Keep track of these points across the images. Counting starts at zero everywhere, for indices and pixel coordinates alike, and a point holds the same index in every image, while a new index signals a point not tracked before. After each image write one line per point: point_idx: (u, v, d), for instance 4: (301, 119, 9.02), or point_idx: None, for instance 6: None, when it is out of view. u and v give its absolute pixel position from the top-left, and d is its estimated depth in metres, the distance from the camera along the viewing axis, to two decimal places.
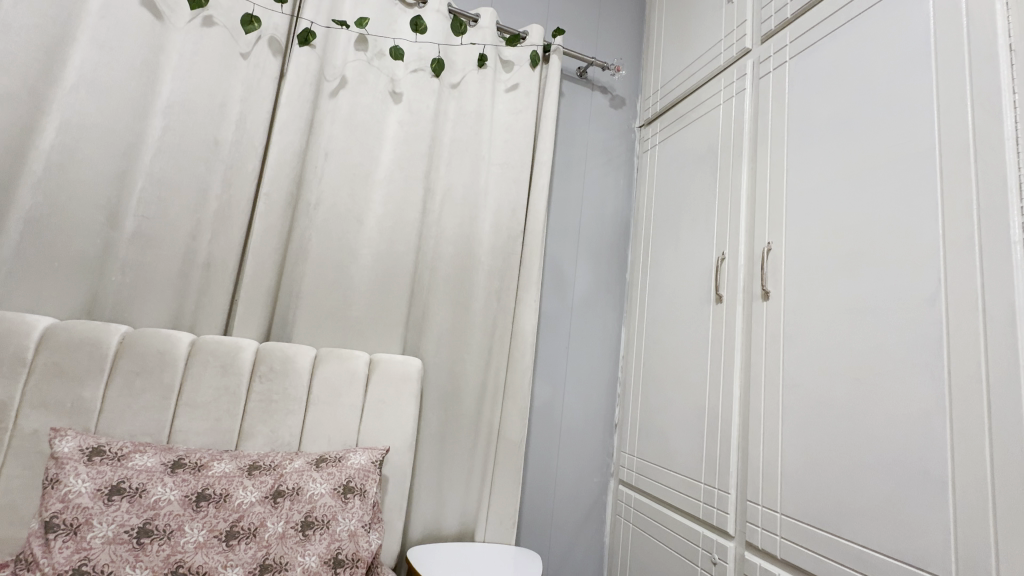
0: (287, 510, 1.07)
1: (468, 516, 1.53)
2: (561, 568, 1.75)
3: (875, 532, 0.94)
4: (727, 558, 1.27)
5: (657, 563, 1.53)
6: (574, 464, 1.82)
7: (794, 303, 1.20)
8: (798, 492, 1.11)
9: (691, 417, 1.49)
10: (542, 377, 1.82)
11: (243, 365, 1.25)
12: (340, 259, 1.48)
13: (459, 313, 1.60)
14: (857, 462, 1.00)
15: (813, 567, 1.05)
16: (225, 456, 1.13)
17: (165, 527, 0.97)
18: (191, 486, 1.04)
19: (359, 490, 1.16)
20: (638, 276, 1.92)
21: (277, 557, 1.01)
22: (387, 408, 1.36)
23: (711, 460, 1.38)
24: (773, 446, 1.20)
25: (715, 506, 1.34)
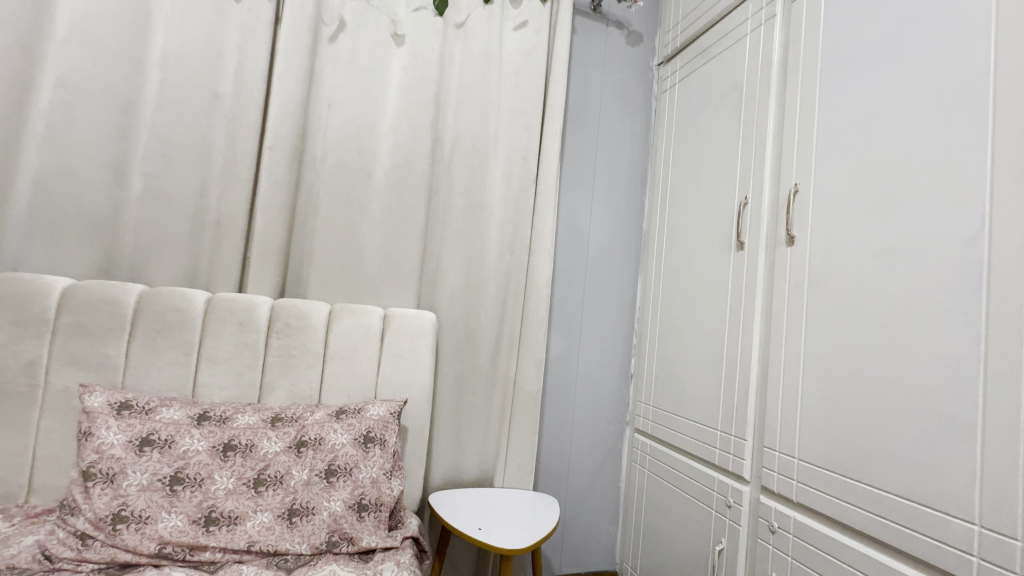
0: (310, 458, 1.10)
1: (487, 464, 1.57)
2: (578, 511, 1.81)
3: (895, 476, 0.94)
4: (742, 501, 1.29)
5: (672, 506, 1.57)
6: (590, 413, 1.84)
7: (821, 247, 1.15)
8: (818, 438, 1.10)
9: (709, 366, 1.47)
10: (557, 329, 1.81)
11: (260, 322, 1.26)
12: (350, 213, 1.46)
13: (472, 266, 1.58)
14: (880, 409, 0.98)
15: (829, 510, 1.06)
16: (249, 408, 1.16)
17: (196, 476, 1.02)
18: (217, 437, 1.07)
19: (379, 439, 1.19)
20: (655, 224, 1.86)
21: (303, 502, 1.05)
22: (404, 361, 1.37)
23: (729, 408, 1.37)
24: (793, 393, 1.18)
25: (731, 453, 1.35)
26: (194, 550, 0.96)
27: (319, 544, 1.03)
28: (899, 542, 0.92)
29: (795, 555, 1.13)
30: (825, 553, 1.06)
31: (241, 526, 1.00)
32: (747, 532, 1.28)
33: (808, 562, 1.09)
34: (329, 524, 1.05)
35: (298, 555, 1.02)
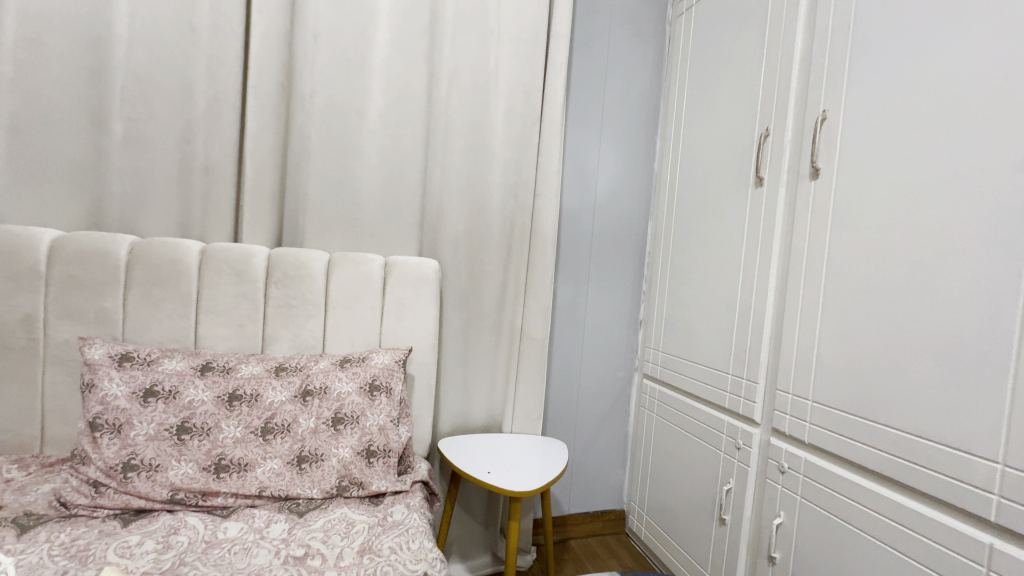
0: (316, 407, 1.10)
1: (496, 410, 1.58)
2: (586, 454, 1.84)
3: (915, 416, 0.91)
4: (752, 443, 1.29)
5: (680, 449, 1.58)
6: (599, 360, 1.83)
7: (848, 180, 1.07)
8: (834, 379, 1.07)
9: (722, 310, 1.43)
10: (564, 276, 1.76)
11: (257, 273, 1.22)
12: (344, 157, 1.38)
13: (475, 212, 1.51)
14: (902, 350, 0.94)
15: (843, 450, 1.04)
16: (252, 359, 1.15)
17: (203, 425, 1.01)
18: (221, 387, 1.07)
19: (385, 387, 1.18)
20: (667, 164, 1.76)
21: (312, 449, 1.06)
22: (407, 310, 1.34)
23: (741, 352, 1.35)
24: (810, 335, 1.14)
25: (742, 396, 1.33)
26: (206, 496, 0.97)
27: (330, 489, 1.04)
28: (915, 482, 0.90)
29: (804, 494, 1.13)
30: (835, 492, 1.06)
31: (252, 473, 1.01)
32: (756, 473, 1.29)
33: (818, 501, 1.09)
34: (339, 469, 1.06)
35: (310, 499, 1.03)
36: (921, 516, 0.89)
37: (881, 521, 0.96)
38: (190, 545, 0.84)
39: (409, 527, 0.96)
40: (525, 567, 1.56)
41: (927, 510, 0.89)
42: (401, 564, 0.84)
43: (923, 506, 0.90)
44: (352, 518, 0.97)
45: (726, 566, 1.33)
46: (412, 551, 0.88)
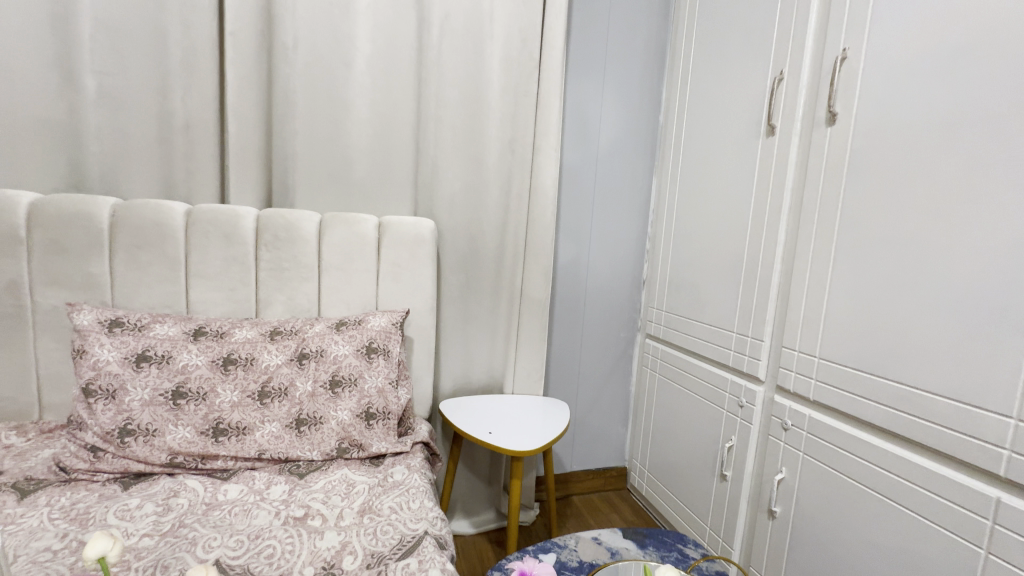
0: (313, 370, 1.09)
1: (497, 372, 1.57)
2: (588, 414, 1.84)
3: (927, 372, 0.88)
4: (756, 401, 1.28)
5: (682, 407, 1.58)
6: (601, 321, 1.80)
7: (867, 125, 1.00)
8: (843, 336, 1.04)
9: (728, 267, 1.39)
10: (566, 235, 1.71)
11: (246, 235, 1.18)
12: (332, 111, 1.31)
13: (472, 169, 1.45)
14: (916, 304, 0.90)
15: (849, 406, 1.03)
16: (246, 323, 1.13)
17: (199, 389, 1.00)
18: (216, 352, 1.05)
19: (382, 350, 1.16)
20: (673, 115, 1.68)
21: (310, 412, 1.05)
22: (403, 272, 1.31)
23: (747, 309, 1.31)
24: (819, 291, 1.10)
25: (746, 354, 1.31)
26: (206, 460, 0.97)
27: (330, 451, 1.04)
28: (922, 437, 0.89)
29: (807, 450, 1.13)
30: (840, 448, 1.05)
31: (250, 436, 1.01)
32: (758, 430, 1.28)
33: (821, 457, 1.09)
34: (338, 432, 1.06)
35: (311, 461, 1.03)
36: (927, 471, 0.88)
37: (886, 477, 0.95)
38: (190, 507, 0.84)
39: (410, 487, 0.96)
40: (528, 522, 1.60)
41: (934, 465, 0.88)
42: (401, 523, 0.84)
43: (930, 462, 0.89)
44: (353, 479, 0.97)
45: (726, 520, 1.35)
46: (413, 511, 0.88)
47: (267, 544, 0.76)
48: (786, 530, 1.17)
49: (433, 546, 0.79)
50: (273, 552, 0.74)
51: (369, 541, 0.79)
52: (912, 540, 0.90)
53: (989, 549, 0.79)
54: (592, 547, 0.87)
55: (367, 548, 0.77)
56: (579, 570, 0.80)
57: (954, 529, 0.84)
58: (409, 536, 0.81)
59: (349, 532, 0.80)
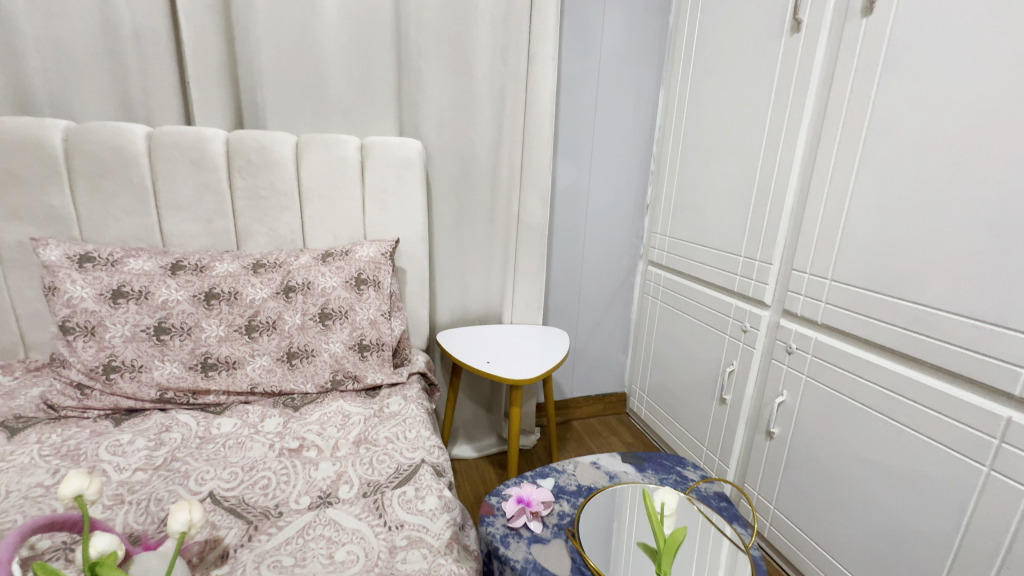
0: (301, 303, 1.05)
1: (494, 301, 1.54)
2: (588, 343, 1.83)
3: (949, 291, 0.83)
4: (760, 326, 1.24)
5: (683, 333, 1.56)
6: (602, 248, 1.74)
7: (911, 13, 0.86)
8: (860, 256, 0.99)
9: (739, 186, 1.30)
10: (565, 156, 1.60)
11: (216, 160, 1.08)
12: (299, 15, 1.15)
13: (460, 82, 1.31)
14: (945, 218, 0.83)
15: (860, 329, 0.99)
16: (227, 256, 1.07)
17: (182, 325, 0.96)
18: (196, 286, 1.00)
19: (372, 281, 1.11)
20: (685, 15, 1.50)
21: (301, 345, 1.03)
22: (391, 198, 1.22)
23: (757, 231, 1.24)
24: (838, 208, 1.03)
25: (753, 278, 1.26)
26: (197, 394, 0.95)
27: (324, 383, 1.02)
28: (936, 358, 0.86)
29: (811, 373, 1.10)
30: (845, 370, 1.02)
31: (241, 370, 0.98)
32: (761, 354, 1.26)
33: (825, 380, 1.07)
34: (332, 364, 1.03)
35: (305, 394, 1.01)
36: (937, 392, 0.86)
37: (892, 398, 0.93)
38: (184, 442, 0.83)
39: (406, 417, 0.95)
40: (529, 445, 1.64)
41: (944, 386, 0.86)
42: (398, 452, 0.83)
43: (940, 383, 0.86)
44: (348, 410, 0.95)
45: (724, 441, 1.37)
46: (410, 440, 0.87)
47: (263, 476, 0.75)
48: (783, 450, 1.18)
49: (430, 474, 0.78)
50: (268, 483, 0.74)
51: (365, 470, 0.78)
52: (912, 458, 0.89)
53: (992, 466, 0.79)
54: (591, 472, 0.86)
55: (363, 477, 0.76)
56: (578, 494, 0.80)
57: (958, 447, 0.83)
58: (406, 464, 0.80)
59: (345, 462, 0.79)
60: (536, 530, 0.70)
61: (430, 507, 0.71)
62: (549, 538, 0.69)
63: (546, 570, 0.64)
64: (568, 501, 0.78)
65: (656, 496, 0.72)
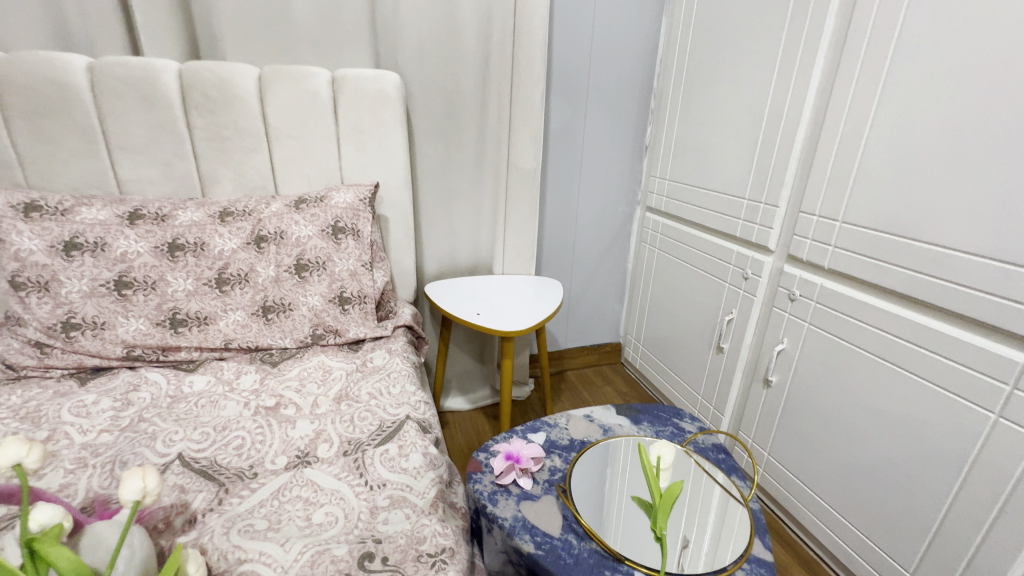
0: (274, 254, 0.97)
1: (484, 251, 1.47)
2: (583, 293, 1.78)
3: (973, 230, 0.77)
4: (762, 273, 1.19)
5: (680, 282, 1.50)
6: (598, 194, 1.65)
7: None
8: (875, 196, 0.91)
9: (747, 122, 1.20)
10: (559, 93, 1.47)
11: (170, 95, 0.97)
12: None
13: (441, 5, 1.17)
14: (975, 150, 0.75)
15: (868, 274, 0.94)
16: (191, 204, 0.99)
17: (145, 279, 0.89)
18: (158, 237, 0.92)
19: (351, 230, 1.04)
20: None
21: (277, 299, 0.96)
22: (368, 138, 1.13)
23: (763, 171, 1.16)
24: (855, 142, 0.94)
25: (757, 223, 1.19)
26: (167, 352, 0.89)
27: (303, 337, 0.97)
28: (949, 304, 0.81)
29: (813, 321, 1.06)
30: (850, 318, 0.98)
31: (214, 326, 0.93)
32: (762, 302, 1.21)
33: (829, 327, 1.02)
34: (311, 318, 0.98)
35: (284, 349, 0.96)
36: (949, 338, 0.81)
37: (899, 345, 0.89)
38: (153, 401, 0.78)
39: (391, 371, 0.90)
40: (522, 396, 1.62)
41: (956, 332, 0.81)
42: (381, 408, 0.79)
43: (953, 329, 0.82)
44: (329, 365, 0.90)
45: (720, 389, 1.35)
46: (394, 396, 0.83)
47: (236, 436, 0.71)
48: (780, 398, 1.16)
49: (415, 430, 0.74)
50: (242, 443, 0.69)
51: (345, 428, 0.74)
52: (915, 405, 0.87)
53: (1000, 413, 0.75)
54: (584, 425, 0.83)
55: (343, 435, 0.72)
56: (570, 448, 0.76)
57: (965, 394, 0.80)
58: (390, 421, 0.76)
59: (325, 420, 0.75)
60: (525, 487, 0.67)
61: (414, 465, 0.68)
62: (539, 495, 0.66)
63: (535, 528, 0.61)
64: (560, 456, 0.74)
65: (651, 448, 0.65)
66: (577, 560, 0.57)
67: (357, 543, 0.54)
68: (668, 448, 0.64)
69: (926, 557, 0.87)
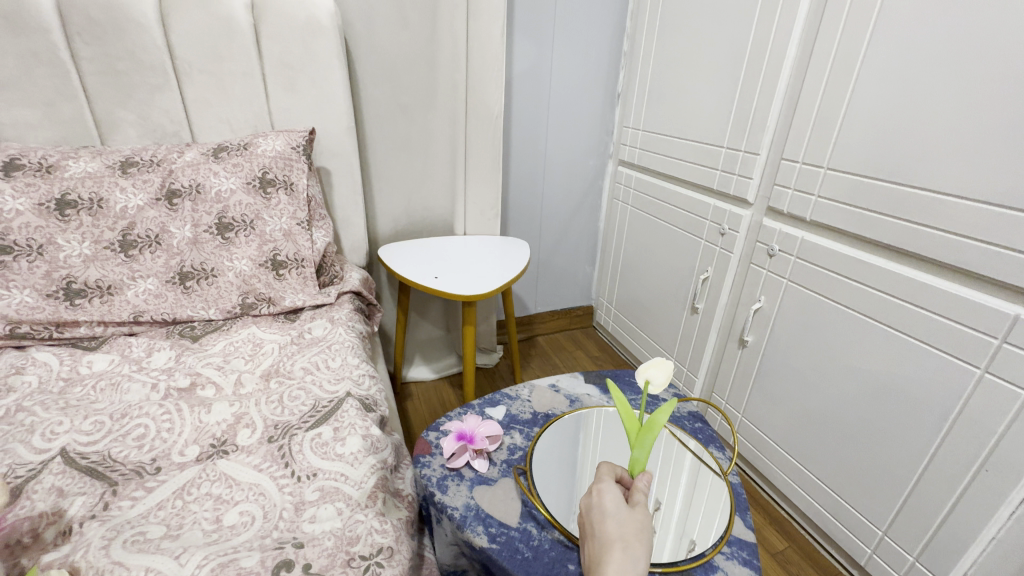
0: (190, 212, 0.84)
1: (444, 209, 1.35)
2: (552, 254, 1.69)
3: (965, 170, 0.71)
4: (739, 227, 1.11)
5: (654, 239, 1.43)
6: (566, 146, 1.53)
7: None
8: (864, 137, 0.83)
9: (727, 60, 1.10)
10: (522, 29, 1.33)
11: (44, 16, 0.79)
12: None
13: None
14: (975, 79, 0.68)
15: (853, 225, 0.87)
16: (84, 152, 0.82)
17: (29, 243, 0.74)
18: (42, 192, 0.76)
19: (282, 182, 0.91)
20: None
21: (196, 264, 0.84)
22: (301, 77, 0.98)
23: (743, 115, 1.07)
24: (845, 76, 0.85)
25: (735, 172, 1.11)
26: (63, 328, 0.76)
27: (231, 308, 0.85)
28: (936, 253, 0.75)
29: (792, 277, 1.00)
30: (831, 272, 0.92)
31: (120, 297, 0.79)
32: (738, 259, 1.14)
33: (807, 283, 0.96)
34: (238, 286, 0.86)
35: (209, 321, 0.84)
36: (934, 291, 0.76)
37: (880, 298, 0.84)
38: (41, 387, 0.66)
39: (332, 342, 0.80)
40: (490, 364, 1.54)
41: (944, 284, 0.76)
42: (317, 385, 0.69)
43: (939, 281, 0.76)
44: (260, 338, 0.79)
45: (694, 351, 1.30)
46: (333, 371, 0.73)
47: (138, 424, 0.60)
48: (755, 359, 1.11)
49: (355, 409, 0.64)
50: (145, 433, 0.59)
51: (272, 410, 0.64)
52: (895, 362, 0.82)
53: (987, 368, 0.71)
54: (548, 396, 0.75)
55: (270, 418, 0.62)
56: (532, 423, 0.69)
57: (950, 349, 0.75)
58: (326, 400, 0.66)
59: (248, 401, 0.65)
60: (480, 471, 0.60)
61: (352, 451, 0.58)
62: (495, 478, 0.60)
63: (489, 518, 0.54)
64: (521, 432, 0.67)
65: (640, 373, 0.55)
66: (536, 554, 0.50)
67: (273, 549, 0.45)
68: (654, 367, 0.55)
69: (899, 515, 0.84)
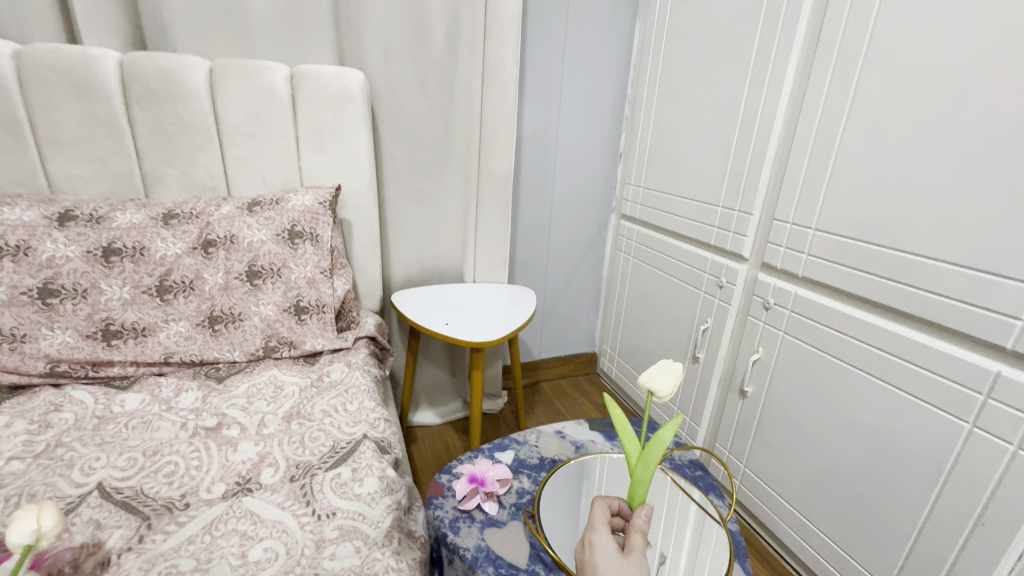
0: (223, 260, 0.90)
1: (454, 258, 1.42)
2: (557, 301, 1.74)
3: (939, 236, 0.77)
4: (736, 281, 1.17)
5: (655, 290, 1.48)
6: (571, 200, 1.62)
7: None
8: (847, 202, 0.91)
9: (720, 129, 1.20)
10: (532, 96, 1.44)
11: (109, 86, 0.89)
12: None
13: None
14: (942, 156, 0.76)
15: (842, 283, 0.92)
16: (131, 205, 0.90)
17: (75, 287, 0.80)
18: (91, 240, 0.83)
19: (309, 234, 0.98)
20: None
21: (225, 308, 0.90)
22: (329, 138, 1.08)
23: (736, 177, 1.15)
24: (828, 148, 0.94)
25: (731, 230, 1.18)
26: (98, 367, 0.81)
27: (254, 350, 0.90)
28: (920, 312, 0.80)
29: (788, 329, 1.04)
30: (824, 327, 0.97)
31: (153, 338, 0.85)
32: (736, 311, 1.19)
33: (802, 336, 1.01)
34: (263, 330, 0.91)
35: (233, 363, 0.89)
36: (920, 347, 0.80)
37: (871, 353, 0.88)
38: (77, 424, 0.70)
39: (349, 386, 0.84)
40: (495, 409, 1.57)
41: (929, 340, 0.80)
42: (335, 427, 0.73)
43: (924, 337, 0.81)
44: (282, 381, 0.83)
45: (696, 399, 1.32)
46: (350, 414, 0.76)
47: (168, 462, 0.63)
48: (756, 409, 1.14)
49: (371, 451, 0.68)
50: (175, 469, 0.62)
51: (294, 450, 0.67)
52: (889, 415, 0.85)
53: (975, 423, 0.74)
54: (554, 442, 0.78)
55: (291, 458, 0.66)
56: (540, 468, 0.72)
57: (939, 403, 0.78)
58: (344, 441, 0.70)
59: (271, 441, 0.69)
60: (490, 513, 0.63)
61: (369, 491, 0.62)
62: (505, 521, 0.62)
63: (499, 559, 0.57)
64: (528, 476, 0.70)
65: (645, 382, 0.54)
66: None
67: None
68: (659, 378, 0.54)
69: (902, 569, 0.85)
